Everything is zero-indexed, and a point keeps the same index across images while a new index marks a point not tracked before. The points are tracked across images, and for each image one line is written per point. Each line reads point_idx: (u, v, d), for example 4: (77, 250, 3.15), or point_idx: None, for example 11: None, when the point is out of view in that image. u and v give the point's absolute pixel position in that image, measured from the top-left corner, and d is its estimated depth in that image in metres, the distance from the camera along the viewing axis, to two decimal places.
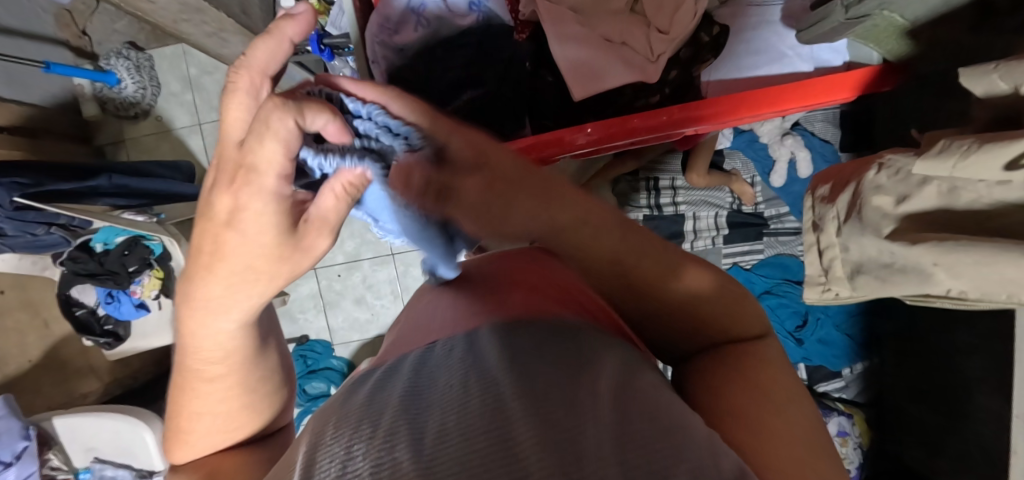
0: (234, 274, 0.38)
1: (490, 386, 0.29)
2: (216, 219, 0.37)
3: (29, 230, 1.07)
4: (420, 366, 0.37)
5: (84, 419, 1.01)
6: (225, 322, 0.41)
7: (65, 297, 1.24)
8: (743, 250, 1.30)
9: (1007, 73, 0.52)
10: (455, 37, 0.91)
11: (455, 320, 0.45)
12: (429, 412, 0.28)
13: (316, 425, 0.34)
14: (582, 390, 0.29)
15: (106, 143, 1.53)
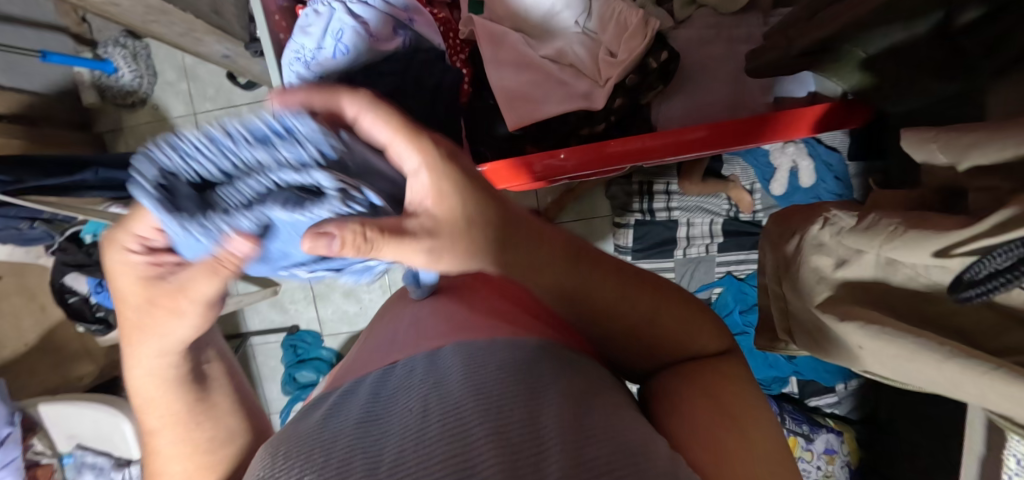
0: (145, 327, 0.39)
1: (451, 420, 0.32)
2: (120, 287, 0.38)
3: (12, 225, 1.05)
4: (380, 385, 0.40)
5: (66, 407, 0.98)
6: (162, 369, 0.42)
7: (59, 285, 1.20)
8: (738, 259, 1.32)
9: (949, 144, 0.35)
10: (378, 63, 0.72)
11: (412, 340, 0.47)
12: (384, 437, 0.33)
13: (280, 443, 0.38)
14: (520, 409, 0.33)
15: (105, 130, 1.51)
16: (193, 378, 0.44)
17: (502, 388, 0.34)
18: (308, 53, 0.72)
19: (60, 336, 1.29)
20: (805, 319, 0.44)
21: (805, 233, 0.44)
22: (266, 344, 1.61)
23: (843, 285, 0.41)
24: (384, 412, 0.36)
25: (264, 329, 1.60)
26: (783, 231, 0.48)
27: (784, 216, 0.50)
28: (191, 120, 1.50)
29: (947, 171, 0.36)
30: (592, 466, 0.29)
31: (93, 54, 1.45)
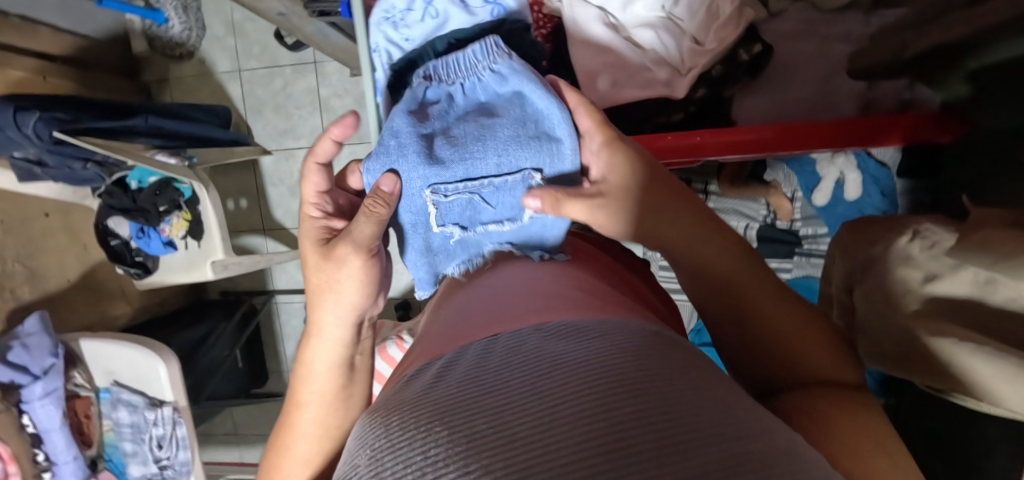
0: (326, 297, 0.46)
1: (571, 388, 0.28)
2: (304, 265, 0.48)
3: (68, 164, 1.08)
4: (483, 352, 0.37)
5: (106, 345, 1.02)
6: (334, 353, 0.46)
7: (103, 227, 1.24)
8: (769, 266, 1.24)
9: None
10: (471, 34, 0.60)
11: (506, 306, 0.43)
12: (512, 414, 0.27)
13: (382, 414, 0.34)
14: (662, 383, 0.28)
15: (152, 79, 1.54)
16: (346, 367, 0.47)
17: (631, 358, 0.30)
18: (398, 14, 0.62)
19: (100, 276, 1.33)
20: (876, 332, 0.43)
21: (890, 245, 0.43)
22: (290, 304, 1.63)
23: (928, 299, 0.40)
24: (496, 378, 0.32)
25: (290, 289, 1.61)
26: (856, 243, 0.48)
27: (858, 226, 0.49)
28: (236, 77, 1.52)
29: None
30: (765, 464, 0.23)
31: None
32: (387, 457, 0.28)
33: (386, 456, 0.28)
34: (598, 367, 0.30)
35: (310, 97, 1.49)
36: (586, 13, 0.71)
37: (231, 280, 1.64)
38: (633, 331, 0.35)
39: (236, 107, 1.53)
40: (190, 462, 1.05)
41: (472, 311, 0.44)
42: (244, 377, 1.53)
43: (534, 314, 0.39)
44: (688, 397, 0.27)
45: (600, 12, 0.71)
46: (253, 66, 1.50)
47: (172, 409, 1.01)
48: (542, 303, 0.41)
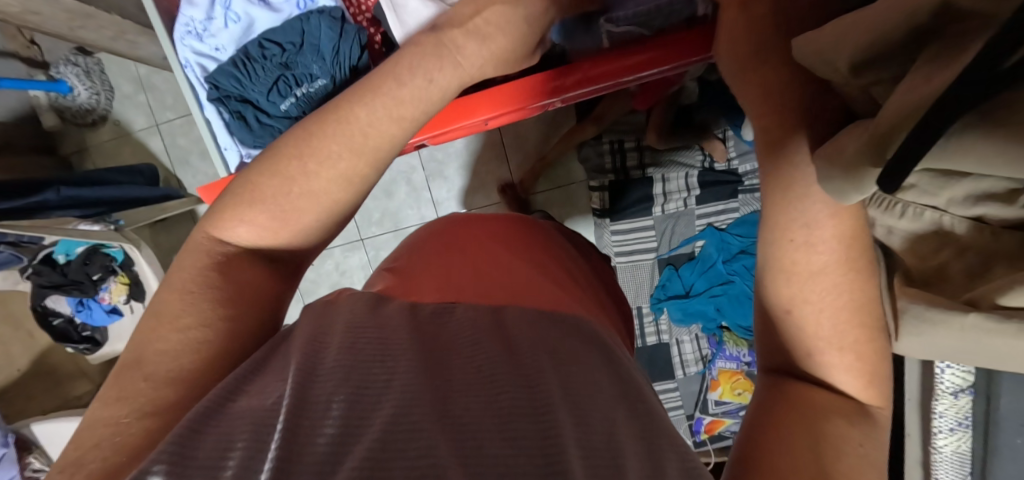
0: (408, 100, 0.43)
1: (531, 381, 0.27)
2: (390, 77, 0.44)
3: None
4: (442, 317, 0.34)
5: (60, 424, 1.01)
6: (372, 142, 0.41)
7: (42, 308, 1.21)
8: (717, 210, 1.35)
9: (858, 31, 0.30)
10: (274, 34, 0.71)
11: (467, 281, 0.41)
12: (457, 398, 0.26)
13: (319, 339, 0.30)
14: (605, 405, 0.28)
15: (71, 151, 1.51)
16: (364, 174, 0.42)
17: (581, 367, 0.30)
18: (199, 24, 0.70)
19: (52, 359, 1.30)
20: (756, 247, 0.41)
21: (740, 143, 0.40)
22: None
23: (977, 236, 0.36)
24: (459, 347, 0.30)
25: None
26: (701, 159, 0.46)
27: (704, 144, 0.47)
28: (155, 132, 1.49)
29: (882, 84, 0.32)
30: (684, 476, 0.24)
31: (47, 75, 1.43)
32: (323, 375, 0.26)
33: (320, 377, 0.26)
34: (556, 366, 0.29)
35: None
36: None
37: None
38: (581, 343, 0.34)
39: (161, 161, 1.50)
40: None
41: (438, 270, 0.43)
42: None
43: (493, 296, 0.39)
44: (623, 424, 0.27)
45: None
46: (170, 116, 1.48)
47: None
48: (501, 286, 0.41)
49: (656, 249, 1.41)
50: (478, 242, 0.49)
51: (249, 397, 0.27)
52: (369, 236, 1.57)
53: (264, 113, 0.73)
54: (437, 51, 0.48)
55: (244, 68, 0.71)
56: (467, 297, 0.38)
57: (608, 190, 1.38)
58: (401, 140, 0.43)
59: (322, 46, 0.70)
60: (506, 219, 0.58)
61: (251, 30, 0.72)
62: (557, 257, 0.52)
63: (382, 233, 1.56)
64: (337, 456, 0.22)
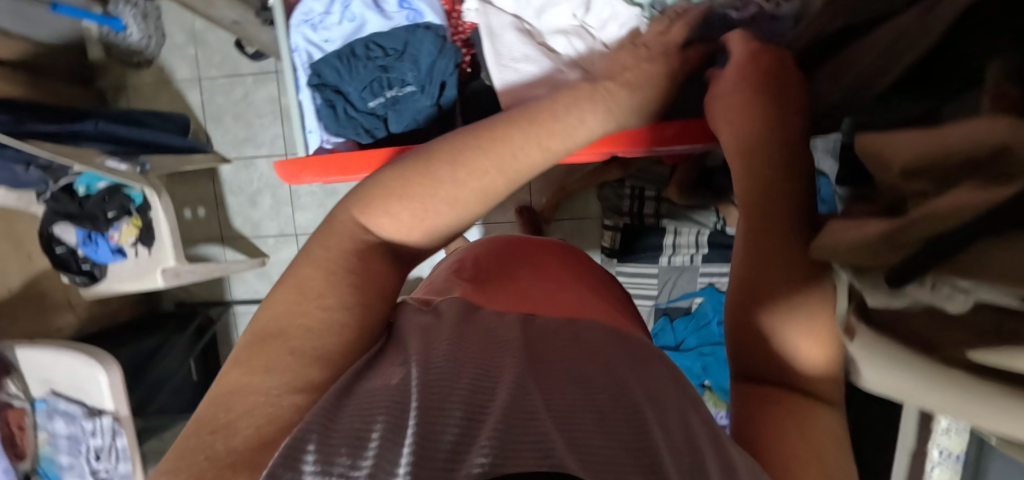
0: (561, 132, 0.44)
1: (618, 388, 0.31)
2: (550, 109, 0.44)
3: (8, 167, 1.04)
4: (527, 323, 0.37)
5: (43, 353, 0.99)
6: (517, 165, 0.41)
7: (48, 234, 1.21)
8: (721, 271, 1.38)
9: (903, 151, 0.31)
10: (381, 39, 0.72)
11: (528, 292, 0.45)
12: (559, 397, 0.29)
13: (429, 342, 0.34)
14: (685, 411, 0.32)
15: (109, 87, 1.54)
16: (493, 196, 0.42)
17: (654, 381, 0.33)
18: (316, 16, 0.73)
19: (43, 285, 1.29)
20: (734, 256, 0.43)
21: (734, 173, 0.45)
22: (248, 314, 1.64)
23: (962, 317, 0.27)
24: (551, 353, 0.34)
25: (249, 299, 1.62)
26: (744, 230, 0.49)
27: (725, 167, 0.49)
28: (196, 86, 1.52)
29: (895, 184, 0.33)
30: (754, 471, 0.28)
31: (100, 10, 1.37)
32: (436, 364, 0.30)
33: (436, 368, 0.30)
34: (636, 377, 0.33)
35: (270, 106, 1.50)
36: (499, 21, 0.69)
37: (188, 291, 1.65)
38: (658, 361, 0.37)
39: (195, 114, 1.52)
40: (132, 473, 1.02)
41: (502, 286, 0.46)
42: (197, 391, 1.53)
43: (545, 308, 0.41)
44: (700, 428, 0.30)
45: (513, 20, 0.69)
46: (214, 74, 1.51)
47: (111, 418, 0.98)
48: (565, 299, 0.44)
49: (655, 298, 1.46)
50: (537, 260, 0.53)
51: (378, 378, 0.31)
52: None
53: (354, 106, 0.74)
54: (591, 94, 0.47)
55: (347, 63, 0.72)
56: (544, 310, 0.41)
57: (621, 232, 1.44)
58: (541, 168, 0.43)
59: (421, 57, 0.71)
60: (560, 243, 0.62)
61: (359, 30, 0.73)
62: (557, 258, 0.55)
63: None
64: (464, 442, 0.26)
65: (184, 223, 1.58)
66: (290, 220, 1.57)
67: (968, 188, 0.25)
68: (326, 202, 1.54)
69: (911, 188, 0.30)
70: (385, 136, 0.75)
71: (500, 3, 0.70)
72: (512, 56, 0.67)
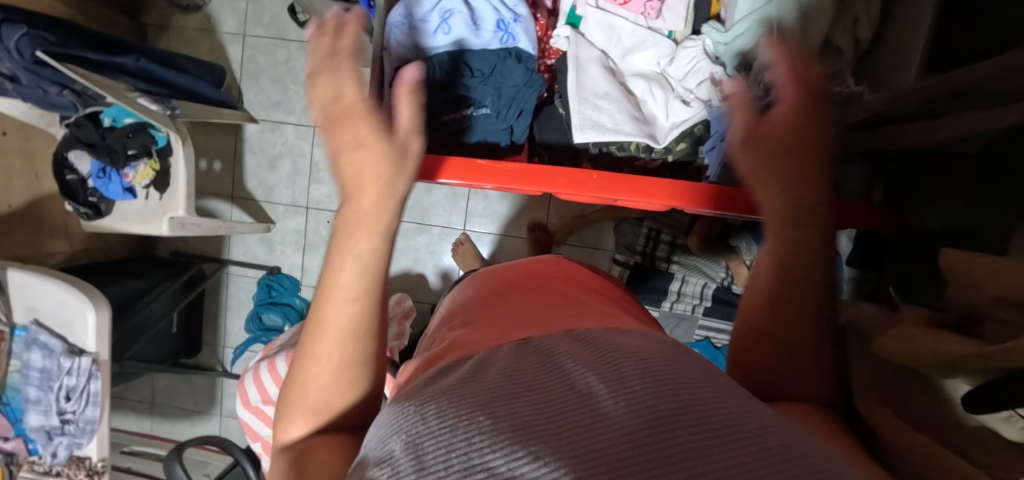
0: (375, 177, 0.38)
1: (620, 398, 0.33)
2: (354, 153, 0.38)
3: (42, 86, 1.01)
4: (524, 348, 0.43)
5: (32, 280, 0.95)
6: (358, 261, 0.37)
7: (61, 159, 1.18)
8: (719, 328, 1.37)
9: (985, 278, 0.31)
10: (474, 58, 0.69)
11: (543, 328, 0.47)
12: (564, 420, 0.31)
13: (416, 401, 0.36)
14: (694, 390, 0.35)
15: (151, 23, 1.52)
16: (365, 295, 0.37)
17: (665, 375, 0.36)
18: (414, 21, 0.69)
19: (44, 208, 1.25)
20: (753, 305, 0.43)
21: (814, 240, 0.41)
22: (241, 277, 1.61)
23: None
24: (542, 388, 0.36)
25: (245, 262, 1.60)
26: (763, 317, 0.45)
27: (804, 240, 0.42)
28: (240, 40, 1.50)
29: (973, 300, 0.33)
30: None
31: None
32: (431, 429, 0.32)
33: (431, 437, 0.31)
34: (632, 376, 0.36)
35: None
36: (587, 54, 0.68)
37: (185, 242, 1.62)
38: (660, 352, 0.41)
39: (233, 68, 1.51)
40: (98, 420, 0.98)
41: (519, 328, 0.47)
42: (174, 344, 1.50)
43: (551, 325, 0.47)
44: (721, 415, 0.32)
45: (601, 56, 0.69)
46: (260, 33, 1.49)
47: (91, 360, 0.95)
48: (554, 318, 0.49)
49: None
50: (538, 287, 0.59)
51: (384, 468, 0.31)
52: None
53: (431, 116, 0.72)
54: (358, 136, 0.38)
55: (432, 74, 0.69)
56: (534, 334, 0.46)
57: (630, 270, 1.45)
58: (379, 226, 0.38)
59: (506, 86, 0.70)
60: (581, 270, 0.67)
61: (454, 45, 0.69)
62: (569, 286, 0.59)
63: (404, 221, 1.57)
64: None
65: (198, 173, 1.56)
66: (304, 191, 1.55)
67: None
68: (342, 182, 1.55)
69: (995, 316, 0.30)
70: (447, 147, 0.74)
71: (592, 37, 0.70)
72: (594, 91, 0.67)
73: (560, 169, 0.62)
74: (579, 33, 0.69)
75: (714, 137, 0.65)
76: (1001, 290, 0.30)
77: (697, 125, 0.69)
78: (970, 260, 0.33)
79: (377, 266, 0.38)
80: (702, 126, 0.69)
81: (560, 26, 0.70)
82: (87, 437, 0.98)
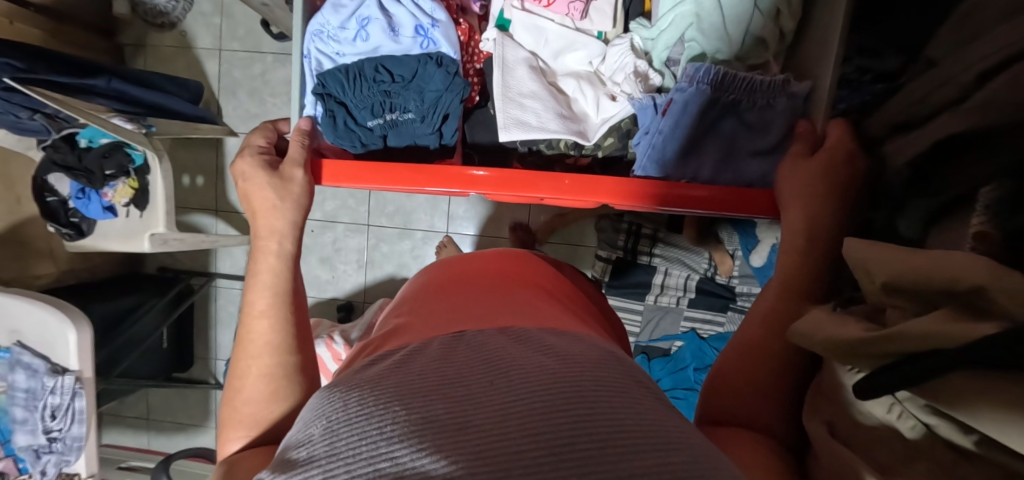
0: (272, 217, 0.54)
1: (537, 394, 0.34)
2: (257, 204, 0.55)
3: (11, 112, 1.05)
4: (458, 340, 0.44)
5: (12, 303, 0.97)
6: (264, 291, 0.50)
7: (42, 182, 1.21)
8: (704, 318, 1.39)
9: (875, 265, 0.32)
10: (398, 63, 0.73)
11: (485, 320, 0.49)
12: (477, 416, 0.32)
13: (343, 389, 0.37)
14: (613, 392, 0.35)
15: (128, 43, 1.54)
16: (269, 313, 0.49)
17: (585, 375, 0.36)
18: (331, 30, 0.71)
19: (28, 231, 1.27)
20: (738, 344, 0.51)
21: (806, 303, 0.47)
22: (229, 290, 1.63)
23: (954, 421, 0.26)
24: (464, 379, 0.37)
25: (232, 275, 1.61)
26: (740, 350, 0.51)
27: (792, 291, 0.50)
28: (215, 55, 1.52)
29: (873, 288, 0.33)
30: None
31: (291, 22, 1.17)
32: (349, 418, 0.33)
33: (347, 427, 0.32)
34: (553, 373, 0.36)
35: (286, 87, 1.51)
36: (514, 55, 0.72)
37: (173, 257, 1.64)
38: (594, 351, 0.42)
39: (211, 84, 1.53)
40: (85, 437, 1.00)
41: (465, 317, 0.50)
42: (165, 359, 1.51)
43: (493, 320, 0.49)
44: (631, 420, 0.32)
45: (528, 56, 0.73)
46: (235, 47, 1.51)
47: (73, 378, 0.96)
48: (496, 313, 0.51)
49: (636, 334, 1.46)
50: (484, 280, 0.60)
51: (303, 451, 0.32)
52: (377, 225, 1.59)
53: (354, 120, 0.74)
54: (257, 181, 0.56)
55: (353, 81, 0.72)
56: (473, 326, 0.47)
57: (612, 265, 1.42)
58: (279, 254, 0.53)
59: (427, 90, 0.73)
60: (538, 265, 0.69)
61: (374, 53, 0.73)
62: (525, 282, 0.61)
63: (388, 226, 1.58)
64: None
65: (181, 189, 1.58)
66: None
67: (947, 313, 0.26)
68: (325, 191, 1.58)
69: (891, 304, 0.31)
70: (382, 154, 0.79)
71: (521, 38, 0.73)
72: (519, 91, 0.71)
73: (535, 175, 0.64)
74: (507, 35, 0.72)
75: (642, 130, 0.68)
76: (891, 278, 0.30)
77: (624, 120, 0.71)
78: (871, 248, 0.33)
79: (281, 291, 0.51)
80: (629, 120, 0.72)
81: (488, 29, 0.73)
82: (74, 454, 0.99)
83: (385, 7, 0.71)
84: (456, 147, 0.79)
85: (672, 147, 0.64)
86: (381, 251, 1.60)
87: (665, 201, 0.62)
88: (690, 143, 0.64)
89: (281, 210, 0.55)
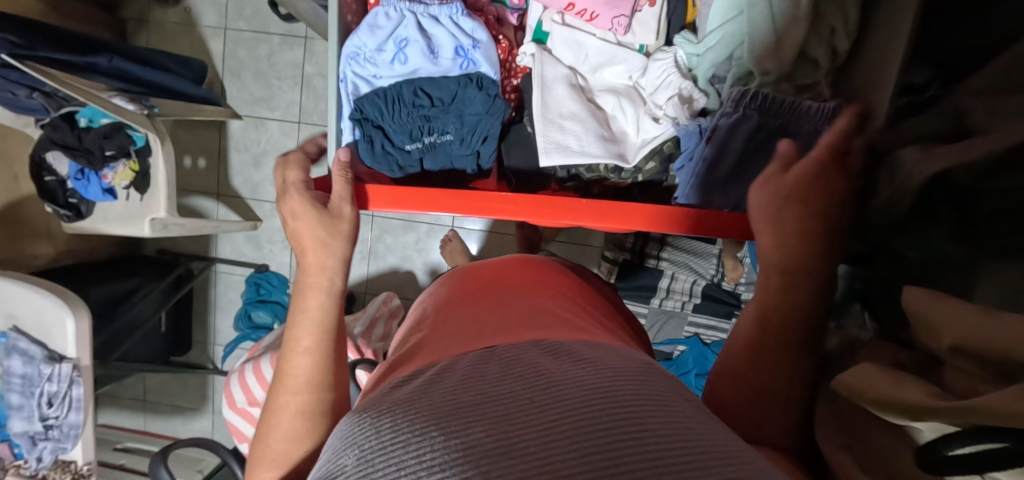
0: (319, 252, 0.52)
1: (579, 411, 0.31)
2: (304, 240, 0.53)
3: (8, 89, 1.01)
4: (488, 356, 0.42)
5: (9, 288, 0.94)
6: (309, 328, 0.48)
7: (39, 161, 1.17)
8: (709, 323, 1.38)
9: (943, 324, 0.30)
10: (437, 83, 0.70)
11: (513, 333, 0.47)
12: (520, 436, 0.30)
13: (374, 413, 0.35)
14: (658, 407, 0.33)
15: (130, 18, 1.49)
16: (318, 349, 0.48)
17: (628, 391, 0.34)
18: (367, 52, 0.67)
19: (25, 210, 1.25)
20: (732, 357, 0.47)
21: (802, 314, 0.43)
22: (229, 275, 1.61)
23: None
24: (500, 397, 0.34)
25: (233, 260, 1.59)
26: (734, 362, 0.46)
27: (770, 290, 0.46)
28: (221, 35, 1.47)
29: (932, 341, 0.31)
30: None
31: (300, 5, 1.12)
32: (383, 446, 0.31)
33: (382, 457, 0.30)
34: (595, 388, 0.34)
35: (293, 71, 1.46)
36: (553, 72, 0.71)
37: (172, 240, 1.61)
38: (632, 365, 0.39)
39: (215, 64, 1.48)
40: (82, 425, 0.98)
41: (490, 329, 0.48)
42: (163, 343, 1.50)
43: (523, 333, 0.46)
44: (681, 434, 0.30)
45: (568, 73, 0.71)
46: (241, 26, 1.46)
47: (71, 366, 0.95)
48: (524, 325, 0.48)
49: None
50: (508, 290, 0.58)
51: None
52: (380, 215, 1.56)
53: (391, 143, 0.73)
54: (302, 215, 0.54)
55: (391, 106, 0.70)
56: (503, 340, 0.45)
57: (619, 267, 1.41)
58: (329, 289, 0.51)
59: (467, 113, 0.71)
60: (563, 274, 0.67)
61: (412, 75, 0.70)
62: (553, 293, 0.58)
63: (392, 216, 1.56)
64: None
65: (183, 171, 1.55)
66: None
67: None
68: None
69: (957, 365, 0.29)
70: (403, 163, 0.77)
71: (560, 54, 0.72)
72: (560, 113, 0.69)
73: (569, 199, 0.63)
74: (545, 49, 0.72)
75: (683, 155, 0.67)
76: (963, 340, 0.28)
77: (666, 143, 0.70)
78: (934, 299, 0.31)
79: (329, 329, 0.49)
80: (671, 143, 0.70)
81: (527, 43, 0.72)
82: (71, 442, 0.98)
83: (422, 28, 0.68)
84: (493, 169, 0.79)
85: (717, 174, 0.63)
86: (384, 242, 1.58)
87: (701, 227, 0.61)
88: (731, 170, 0.63)
89: (330, 245, 0.53)
